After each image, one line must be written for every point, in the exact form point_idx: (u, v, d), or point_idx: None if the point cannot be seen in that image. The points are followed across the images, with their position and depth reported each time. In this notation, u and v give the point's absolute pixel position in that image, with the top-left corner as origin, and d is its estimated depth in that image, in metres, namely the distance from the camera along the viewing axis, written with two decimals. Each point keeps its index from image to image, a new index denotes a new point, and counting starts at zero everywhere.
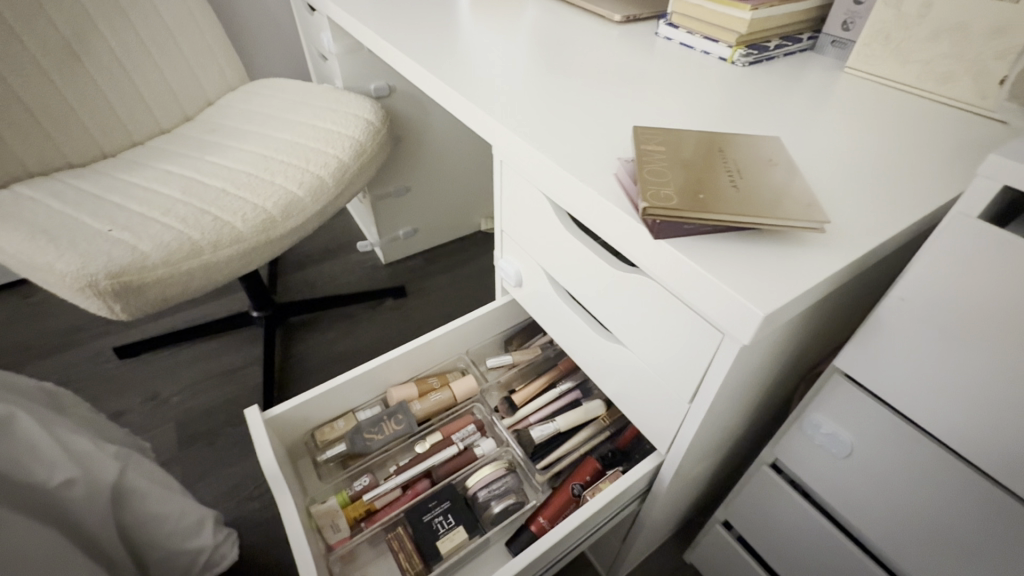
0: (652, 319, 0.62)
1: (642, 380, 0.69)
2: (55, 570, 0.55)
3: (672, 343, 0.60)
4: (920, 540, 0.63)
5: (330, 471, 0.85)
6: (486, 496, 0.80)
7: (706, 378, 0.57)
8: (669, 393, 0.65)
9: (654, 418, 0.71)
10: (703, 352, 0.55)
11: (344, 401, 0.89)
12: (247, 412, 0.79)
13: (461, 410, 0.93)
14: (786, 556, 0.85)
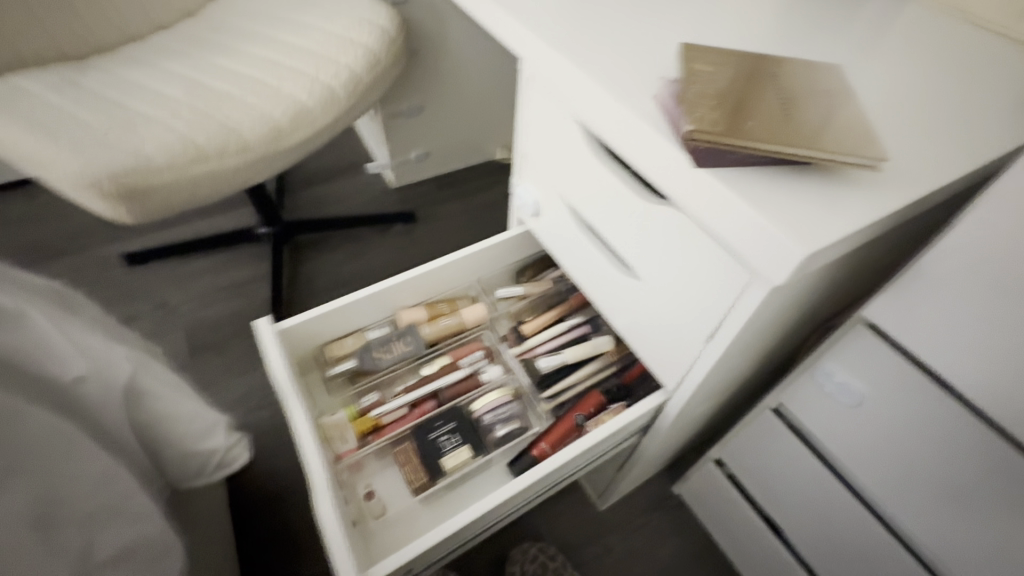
0: (677, 256, 0.59)
1: (658, 317, 0.68)
2: (76, 458, 0.58)
3: (696, 281, 0.58)
4: (913, 490, 0.64)
5: (339, 386, 0.86)
6: (491, 420, 0.81)
7: (727, 318, 0.56)
8: (686, 331, 0.64)
9: (665, 356, 0.70)
10: (729, 291, 0.54)
11: (353, 320, 0.88)
12: (257, 324, 0.79)
13: (469, 337, 0.93)
14: (774, 496, 0.88)
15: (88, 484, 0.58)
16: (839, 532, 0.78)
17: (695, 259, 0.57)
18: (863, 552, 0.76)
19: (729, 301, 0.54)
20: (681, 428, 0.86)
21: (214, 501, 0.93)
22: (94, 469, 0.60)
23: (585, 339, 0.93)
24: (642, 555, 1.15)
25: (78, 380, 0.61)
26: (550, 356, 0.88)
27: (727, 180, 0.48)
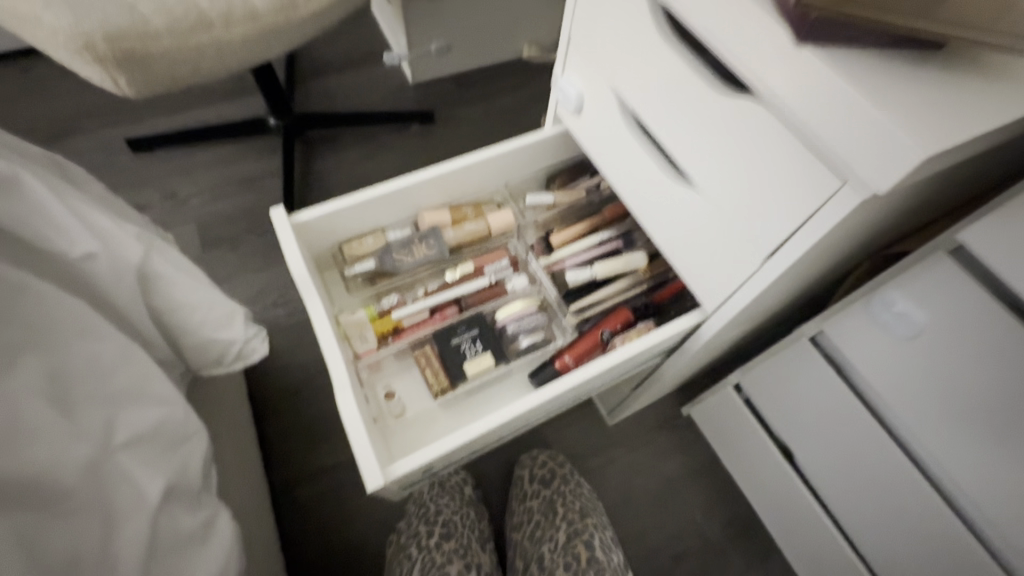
0: (749, 160, 0.52)
1: (710, 232, 0.62)
2: (87, 336, 0.56)
3: (769, 190, 0.52)
4: (949, 427, 0.63)
5: (358, 286, 0.83)
6: (515, 330, 0.77)
7: (799, 232, 0.51)
8: (743, 248, 0.58)
9: (710, 275, 0.65)
10: (809, 200, 0.48)
11: (374, 218, 0.83)
12: (272, 214, 0.74)
13: (494, 244, 0.88)
14: (794, 424, 0.87)
15: (105, 364, 0.57)
16: (855, 462, 0.78)
17: (773, 163, 0.50)
18: (878, 482, 0.76)
19: (807, 212, 0.49)
20: (710, 351, 0.83)
21: (235, 390, 0.94)
22: (109, 350, 0.58)
23: (616, 254, 0.87)
24: (647, 467, 1.19)
25: (85, 258, 0.58)
26: (578, 270, 0.83)
27: (835, 62, 0.41)
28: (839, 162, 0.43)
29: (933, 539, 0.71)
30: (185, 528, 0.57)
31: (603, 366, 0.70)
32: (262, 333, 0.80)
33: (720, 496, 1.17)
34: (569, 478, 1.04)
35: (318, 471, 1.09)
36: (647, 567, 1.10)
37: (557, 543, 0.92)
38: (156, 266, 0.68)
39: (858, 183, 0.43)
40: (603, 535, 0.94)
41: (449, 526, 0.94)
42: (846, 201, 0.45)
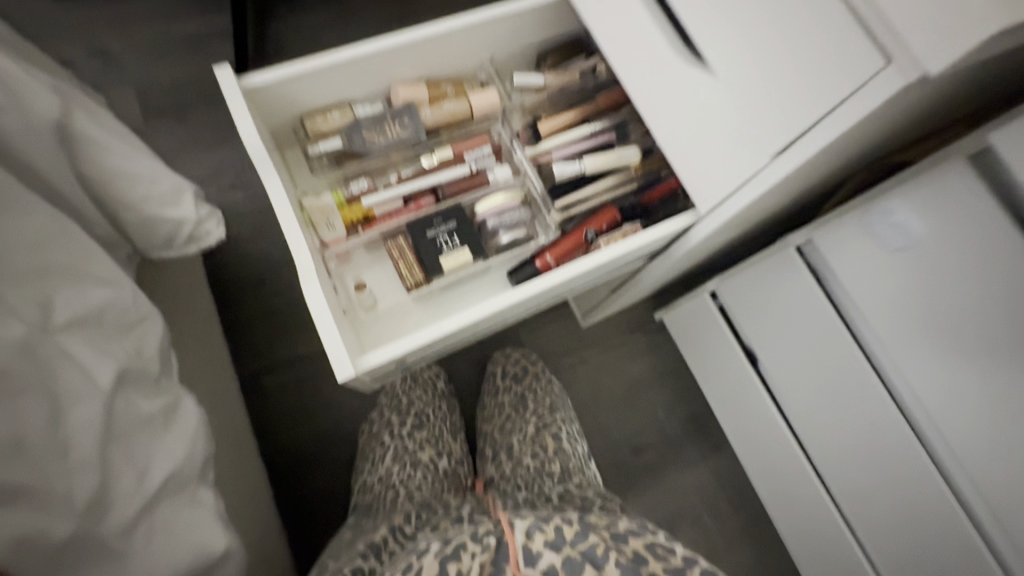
0: (787, 33, 0.47)
1: (718, 125, 0.56)
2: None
3: (800, 71, 0.47)
4: (922, 339, 0.63)
5: (323, 169, 0.75)
6: (495, 225, 0.73)
7: (821, 125, 0.46)
8: (751, 145, 0.53)
9: (706, 177, 0.60)
10: (846, 83, 0.44)
11: (340, 88, 0.73)
12: (218, 71, 0.63)
13: (476, 129, 0.79)
14: (765, 333, 0.88)
15: (29, 236, 0.50)
16: (822, 371, 0.80)
17: (816, 36, 0.45)
18: (836, 389, 0.79)
19: (839, 99, 0.44)
20: (694, 257, 0.80)
21: (193, 276, 0.88)
22: (31, 220, 0.51)
23: (607, 148, 0.81)
24: (615, 368, 1.22)
25: None
26: (565, 163, 0.77)
27: None
28: (897, 34, 0.39)
29: (880, 439, 0.76)
30: (145, 411, 0.55)
31: (589, 266, 0.66)
32: (217, 216, 0.71)
33: (682, 396, 1.23)
34: (541, 375, 1.06)
35: (289, 361, 1.08)
36: (608, 456, 1.18)
37: (526, 434, 0.96)
38: (82, 127, 0.58)
39: (913, 62, 0.39)
40: (570, 428, 0.98)
41: (422, 417, 0.97)
42: (889, 84, 0.41)
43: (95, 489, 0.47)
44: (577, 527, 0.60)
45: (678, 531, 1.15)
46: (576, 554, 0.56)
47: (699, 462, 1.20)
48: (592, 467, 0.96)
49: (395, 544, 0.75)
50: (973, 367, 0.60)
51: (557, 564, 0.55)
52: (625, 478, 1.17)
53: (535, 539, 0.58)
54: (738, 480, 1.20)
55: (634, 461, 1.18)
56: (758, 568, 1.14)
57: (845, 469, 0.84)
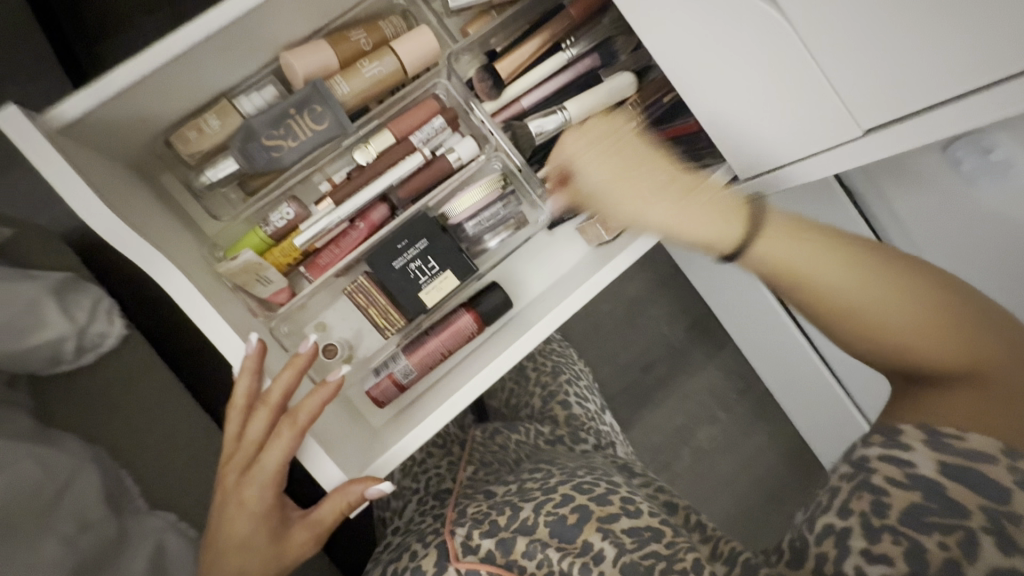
0: (895, 13, 0.34)
1: (784, 92, 0.42)
2: None
3: (918, 54, 0.35)
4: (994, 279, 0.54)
5: (227, 200, 0.55)
6: (475, 230, 0.58)
7: (913, 124, 0.38)
8: (834, 119, 0.42)
9: (759, 143, 0.48)
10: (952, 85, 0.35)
11: (207, 79, 0.49)
12: (2, 118, 0.40)
13: (416, 92, 0.58)
14: None
15: None
16: None
17: (943, 17, 0.32)
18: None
19: (951, 96, 0.36)
20: None
21: None
22: None
23: (591, 80, 0.61)
24: (614, 293, 1.15)
25: None
26: (546, 116, 0.58)
27: None
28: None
29: None
30: None
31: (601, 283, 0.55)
32: (103, 304, 0.55)
33: (683, 305, 1.19)
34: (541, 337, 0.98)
35: None
36: (619, 382, 1.17)
37: (534, 409, 0.91)
38: None
39: None
40: (578, 387, 0.93)
41: None
42: (1019, 92, 0.33)
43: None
44: (511, 507, 0.57)
45: (694, 432, 1.19)
46: (511, 533, 0.54)
47: (709, 366, 1.20)
48: (607, 420, 0.94)
49: (390, 535, 0.75)
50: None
51: (495, 548, 0.53)
52: (640, 398, 1.17)
53: (474, 535, 0.55)
54: (745, 373, 1.21)
55: (645, 380, 1.17)
56: (769, 447, 1.21)
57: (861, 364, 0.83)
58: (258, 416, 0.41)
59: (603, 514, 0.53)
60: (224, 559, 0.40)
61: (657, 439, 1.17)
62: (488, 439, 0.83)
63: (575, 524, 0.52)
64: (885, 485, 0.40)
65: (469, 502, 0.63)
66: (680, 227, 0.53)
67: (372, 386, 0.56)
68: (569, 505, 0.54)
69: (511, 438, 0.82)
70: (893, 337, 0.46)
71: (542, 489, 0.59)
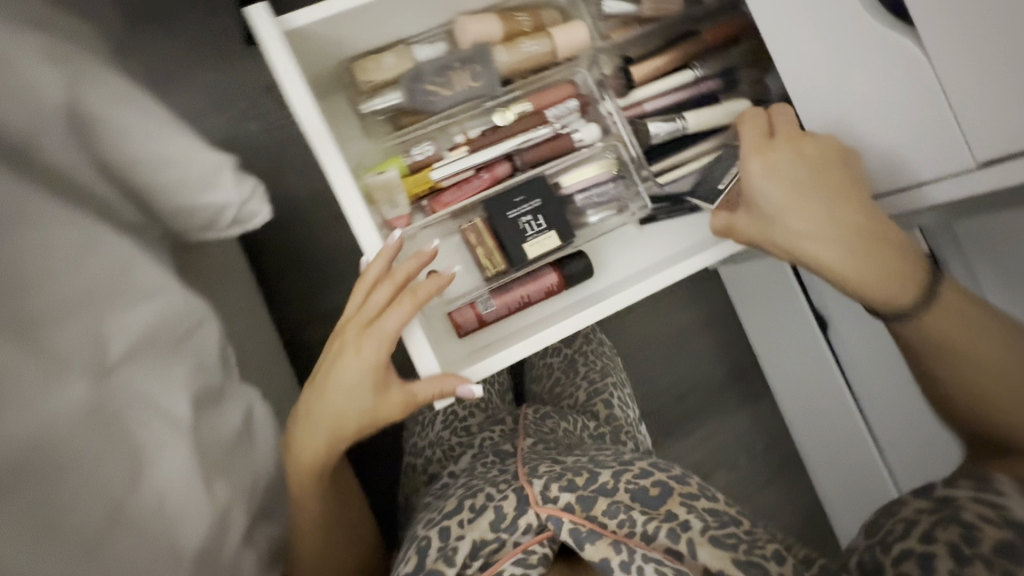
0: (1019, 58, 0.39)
1: (909, 120, 0.47)
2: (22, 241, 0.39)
3: None
4: None
5: (378, 128, 0.62)
6: (583, 202, 0.65)
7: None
8: (950, 151, 0.46)
9: (872, 172, 0.52)
10: None
11: (396, 23, 0.58)
12: (251, 10, 0.48)
13: (556, 75, 0.66)
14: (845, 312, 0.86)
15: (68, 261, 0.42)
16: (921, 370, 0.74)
17: None
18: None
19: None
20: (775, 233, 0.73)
21: (228, 242, 0.79)
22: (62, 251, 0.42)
23: (711, 99, 0.67)
24: (663, 318, 1.18)
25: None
26: (665, 121, 0.65)
27: None
28: None
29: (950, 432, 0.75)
30: (226, 434, 0.50)
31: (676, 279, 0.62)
32: (260, 190, 0.61)
33: (728, 346, 1.21)
34: (592, 337, 1.02)
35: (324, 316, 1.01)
36: (651, 405, 1.18)
37: (577, 399, 0.94)
38: (90, 96, 0.46)
39: None
40: (621, 392, 0.96)
41: None
42: None
43: (203, 540, 0.44)
44: (588, 471, 0.61)
45: (717, 473, 1.18)
46: (591, 493, 0.57)
47: (742, 412, 1.21)
48: (642, 431, 0.96)
49: (445, 478, 0.80)
50: None
51: (575, 501, 0.57)
52: (668, 427, 1.18)
53: (553, 486, 0.59)
54: (776, 427, 1.21)
55: (676, 410, 1.19)
56: (786, 506, 1.19)
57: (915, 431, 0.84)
58: (383, 287, 0.46)
59: (684, 492, 0.58)
60: (330, 396, 0.46)
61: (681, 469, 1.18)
62: (538, 421, 0.86)
63: (657, 496, 0.57)
64: (976, 521, 0.42)
65: (540, 462, 0.67)
66: (844, 276, 0.51)
67: (458, 311, 0.62)
68: (648, 479, 0.59)
69: (561, 423, 0.85)
70: (970, 361, 0.49)
71: (617, 462, 0.63)
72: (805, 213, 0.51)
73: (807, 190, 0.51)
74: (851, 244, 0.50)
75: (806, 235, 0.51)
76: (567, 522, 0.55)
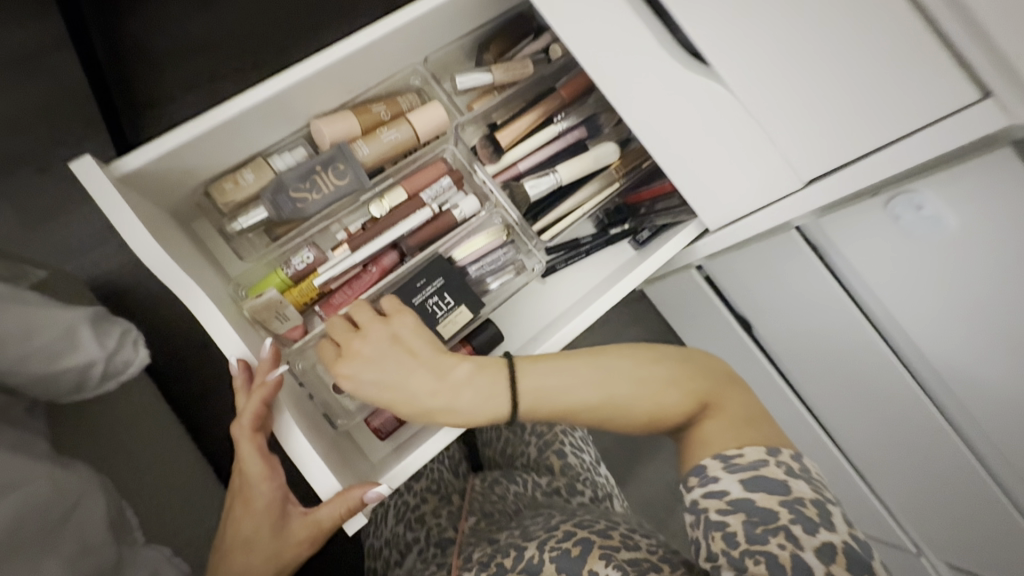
0: (812, 90, 0.45)
1: (744, 155, 0.51)
2: None
3: (837, 121, 0.45)
4: (956, 330, 0.62)
5: (252, 244, 0.61)
6: (478, 272, 0.63)
7: (852, 170, 0.47)
8: (782, 172, 0.51)
9: (726, 199, 0.56)
10: (873, 139, 0.45)
11: (248, 141, 0.57)
12: (75, 166, 0.46)
13: (428, 155, 0.65)
14: (763, 315, 0.89)
15: None
16: (840, 360, 0.80)
17: (849, 93, 0.43)
18: (829, 339, 0.79)
19: (880, 143, 0.45)
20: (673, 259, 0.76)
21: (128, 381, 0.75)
22: None
23: (580, 148, 0.70)
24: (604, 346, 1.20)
25: None
26: (539, 177, 0.67)
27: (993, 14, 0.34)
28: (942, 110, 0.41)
29: (880, 403, 0.80)
30: None
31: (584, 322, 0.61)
32: (131, 336, 0.62)
33: None
34: None
35: None
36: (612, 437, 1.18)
37: (530, 457, 0.92)
38: None
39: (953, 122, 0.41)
40: (572, 438, 0.95)
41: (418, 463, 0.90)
42: (917, 146, 0.43)
43: None
44: (516, 549, 0.63)
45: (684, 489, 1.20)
46: (518, 575, 0.60)
47: None
48: (603, 471, 0.95)
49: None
50: (975, 344, 0.62)
51: None
52: (631, 457, 1.18)
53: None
54: None
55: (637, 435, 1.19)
56: None
57: (850, 407, 0.87)
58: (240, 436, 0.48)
59: (603, 544, 0.58)
60: (238, 549, 0.48)
61: (652, 496, 1.18)
62: (487, 490, 0.86)
63: (578, 556, 0.58)
64: (721, 518, 0.51)
65: (474, 548, 0.69)
66: (485, 404, 0.54)
67: (372, 417, 0.59)
68: (571, 539, 0.60)
69: (508, 488, 0.85)
70: (647, 415, 0.57)
71: (545, 528, 0.65)
72: (376, 372, 0.53)
73: (405, 359, 0.54)
74: (537, 360, 0.56)
75: (391, 397, 0.54)
76: None
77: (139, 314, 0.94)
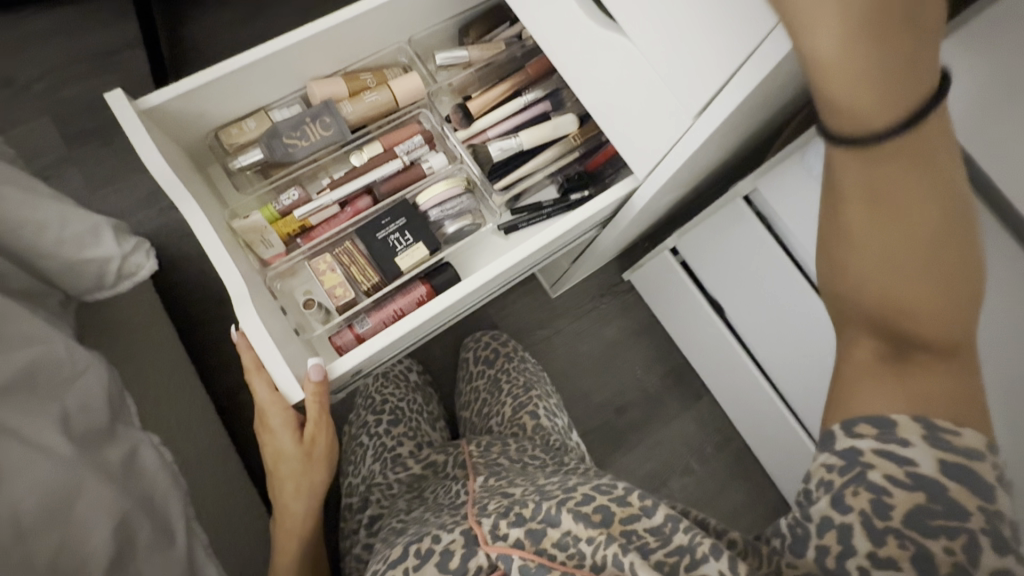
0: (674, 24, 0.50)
1: (646, 97, 0.57)
2: None
3: (700, 52, 0.50)
4: None
5: (249, 182, 0.72)
6: (439, 216, 0.71)
7: (721, 97, 0.51)
8: (675, 111, 0.56)
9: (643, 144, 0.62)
10: (729, 62, 0.49)
11: (253, 95, 0.69)
12: (110, 97, 0.59)
13: (406, 118, 0.76)
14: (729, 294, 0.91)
15: None
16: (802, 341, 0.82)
17: (699, 22, 0.48)
18: (792, 312, 0.80)
19: (732, 67, 0.49)
20: (632, 227, 0.81)
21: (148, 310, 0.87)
22: None
23: (544, 119, 0.78)
24: (590, 333, 1.24)
25: None
26: (504, 141, 0.74)
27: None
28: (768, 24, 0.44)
29: None
30: (111, 462, 0.56)
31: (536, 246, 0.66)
32: (142, 246, 0.76)
33: (659, 352, 1.25)
34: (513, 356, 1.08)
35: None
36: (594, 421, 1.21)
37: (504, 416, 0.97)
38: None
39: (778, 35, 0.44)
40: (547, 403, 0.99)
41: (397, 412, 0.97)
42: (757, 67, 0.47)
43: (101, 557, 0.50)
44: (534, 501, 0.55)
45: (669, 482, 1.19)
46: (539, 524, 0.51)
47: (686, 416, 1.23)
48: (574, 438, 0.99)
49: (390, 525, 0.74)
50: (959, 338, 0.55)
51: (525, 536, 0.51)
52: (613, 443, 1.20)
53: (501, 523, 0.53)
54: (723, 426, 1.23)
55: (619, 422, 1.21)
56: (749, 507, 1.19)
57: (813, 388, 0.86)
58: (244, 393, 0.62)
59: (624, 516, 0.52)
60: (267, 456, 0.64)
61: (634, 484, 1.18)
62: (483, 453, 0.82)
63: (600, 523, 0.51)
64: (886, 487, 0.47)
65: (488, 500, 0.60)
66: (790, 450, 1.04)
67: (337, 335, 0.68)
68: (590, 504, 0.53)
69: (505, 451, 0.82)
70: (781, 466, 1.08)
71: (562, 489, 0.57)
72: None
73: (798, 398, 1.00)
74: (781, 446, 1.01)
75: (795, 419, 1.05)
76: (517, 559, 0.49)
77: (168, 268, 1.07)
